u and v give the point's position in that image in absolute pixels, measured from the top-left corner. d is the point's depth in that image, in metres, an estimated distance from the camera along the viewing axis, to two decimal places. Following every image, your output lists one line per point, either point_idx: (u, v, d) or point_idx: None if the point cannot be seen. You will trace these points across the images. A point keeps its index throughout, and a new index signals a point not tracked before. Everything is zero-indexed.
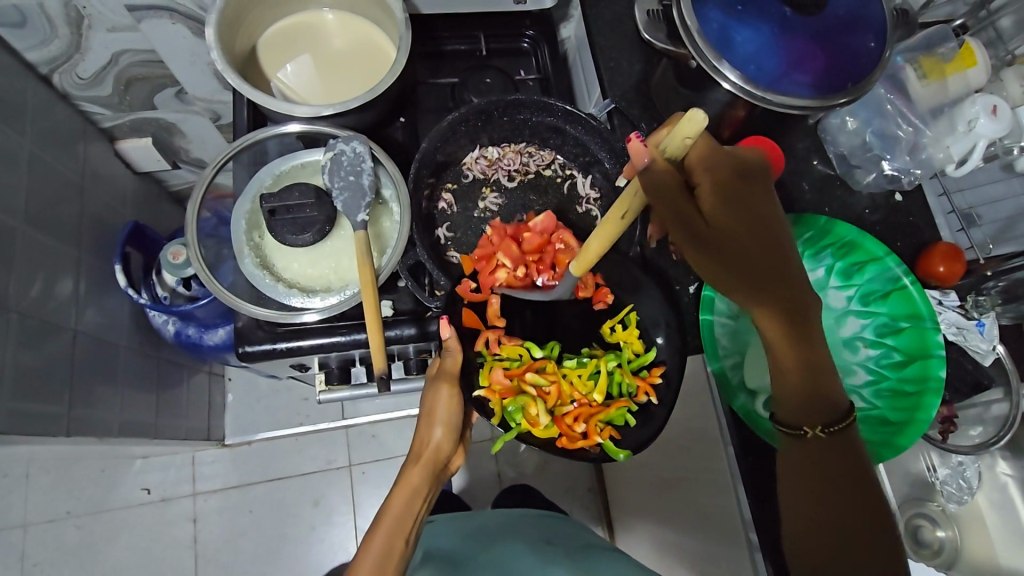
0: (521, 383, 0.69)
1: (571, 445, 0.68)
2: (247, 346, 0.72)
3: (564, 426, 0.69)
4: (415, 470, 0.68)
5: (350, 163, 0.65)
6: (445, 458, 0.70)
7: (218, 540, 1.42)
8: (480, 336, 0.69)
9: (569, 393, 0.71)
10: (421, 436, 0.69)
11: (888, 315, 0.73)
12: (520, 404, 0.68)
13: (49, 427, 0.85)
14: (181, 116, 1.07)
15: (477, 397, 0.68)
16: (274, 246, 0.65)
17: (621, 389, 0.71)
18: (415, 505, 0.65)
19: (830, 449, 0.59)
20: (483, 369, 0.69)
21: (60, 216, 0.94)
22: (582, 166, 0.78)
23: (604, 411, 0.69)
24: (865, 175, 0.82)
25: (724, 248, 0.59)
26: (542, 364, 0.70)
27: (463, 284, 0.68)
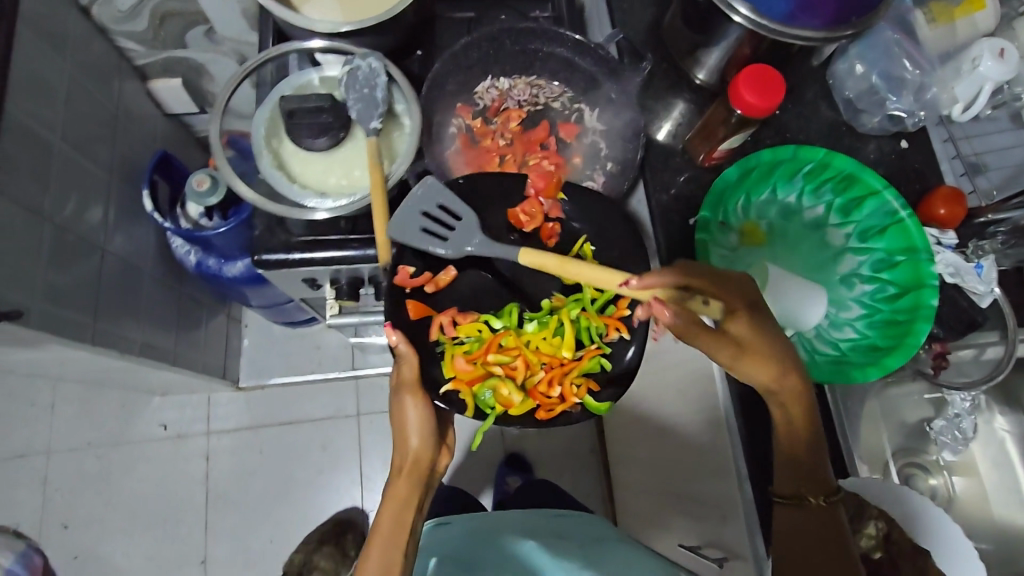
0: (485, 365, 0.71)
1: (550, 412, 0.71)
2: (264, 253, 0.76)
3: (540, 396, 0.72)
4: (400, 483, 0.71)
5: (365, 76, 0.67)
6: (428, 462, 0.73)
7: (230, 478, 1.47)
8: (432, 322, 0.72)
9: (536, 360, 0.73)
10: (398, 449, 0.72)
11: (884, 250, 0.74)
12: (490, 388, 0.71)
13: (76, 335, 0.89)
14: (210, 56, 1.12)
15: (444, 393, 0.70)
16: (291, 151, 0.68)
17: (590, 335, 0.73)
18: (406, 518, 0.69)
19: (832, 522, 0.60)
20: (445, 360, 0.71)
21: (94, 142, 0.99)
22: (589, 99, 0.79)
23: (577, 367, 0.73)
24: (870, 119, 0.83)
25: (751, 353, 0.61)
26: (501, 338, 0.73)
27: (400, 274, 0.69)
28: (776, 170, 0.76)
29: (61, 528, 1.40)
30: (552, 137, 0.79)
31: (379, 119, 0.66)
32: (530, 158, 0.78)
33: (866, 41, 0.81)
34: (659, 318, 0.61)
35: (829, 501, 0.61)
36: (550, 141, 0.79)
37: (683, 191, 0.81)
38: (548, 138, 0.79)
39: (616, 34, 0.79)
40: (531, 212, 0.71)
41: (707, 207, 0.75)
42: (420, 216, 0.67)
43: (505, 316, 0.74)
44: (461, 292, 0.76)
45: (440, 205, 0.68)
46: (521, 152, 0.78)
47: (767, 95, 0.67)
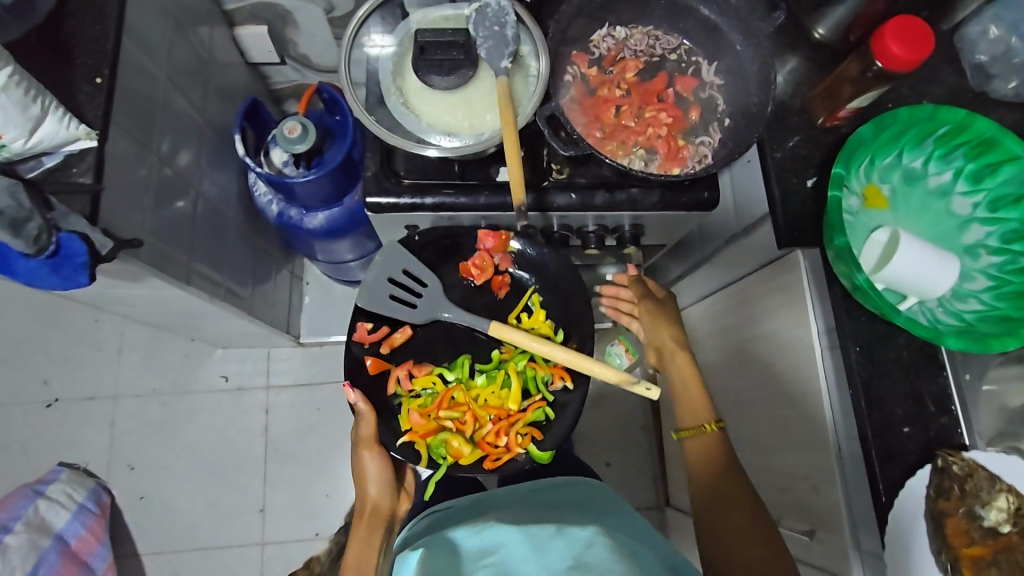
0: (438, 419, 0.85)
1: (497, 460, 0.83)
2: (373, 197, 0.76)
3: (487, 445, 0.84)
4: (362, 522, 0.90)
5: (495, 14, 0.66)
6: (387, 508, 0.92)
7: (289, 432, 1.50)
8: (392, 376, 0.87)
9: (484, 413, 0.86)
10: (362, 498, 0.91)
11: (1019, 221, 0.71)
12: (443, 440, 0.84)
13: (174, 273, 0.90)
14: (298, 4, 1.10)
15: (402, 443, 0.84)
16: (417, 89, 0.67)
17: (536, 384, 0.87)
18: (369, 552, 0.88)
19: (711, 445, 0.82)
20: (403, 415, 0.86)
21: (188, 85, 0.99)
22: (708, 53, 0.77)
23: (522, 417, 0.86)
24: (1002, 85, 0.79)
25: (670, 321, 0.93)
26: (452, 392, 0.86)
27: (360, 331, 0.85)
28: (908, 131, 0.73)
29: (128, 469, 1.45)
30: (670, 90, 0.77)
31: (509, 58, 0.65)
32: (647, 110, 0.76)
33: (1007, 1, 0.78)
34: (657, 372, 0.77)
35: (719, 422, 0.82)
36: (666, 94, 0.77)
37: (798, 151, 0.78)
38: (667, 90, 0.77)
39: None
40: (482, 265, 0.86)
41: (840, 161, 0.71)
42: (388, 282, 0.81)
43: (456, 369, 0.88)
44: (420, 340, 0.89)
45: (406, 270, 0.82)
46: (638, 103, 0.76)
47: (913, 48, 0.65)
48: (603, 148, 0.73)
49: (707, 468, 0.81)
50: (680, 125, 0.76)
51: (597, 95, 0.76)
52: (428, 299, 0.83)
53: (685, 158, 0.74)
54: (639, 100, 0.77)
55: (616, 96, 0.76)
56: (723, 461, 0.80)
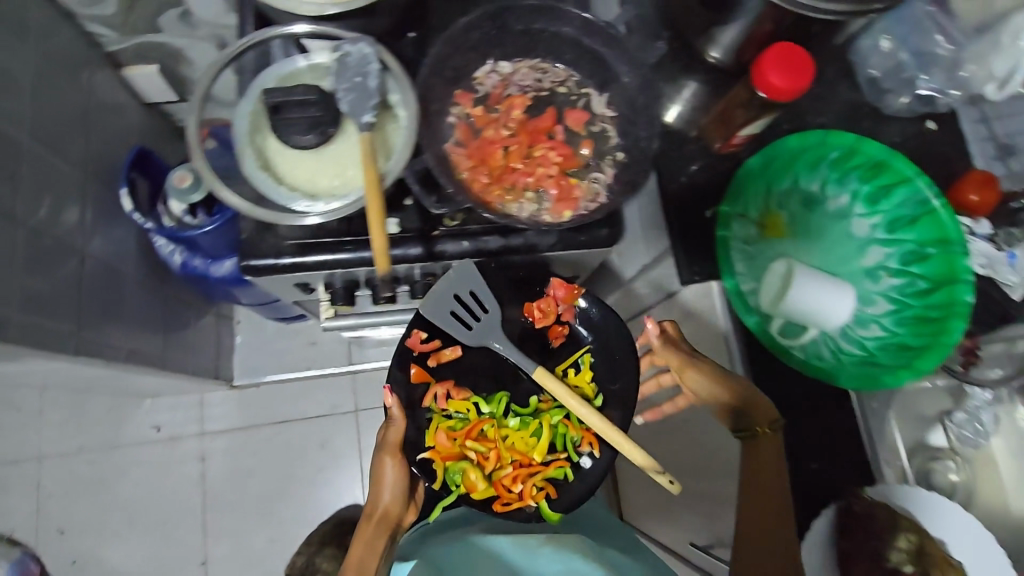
0: (463, 447, 0.77)
1: (505, 507, 0.74)
2: (253, 260, 0.71)
3: (501, 488, 0.76)
4: (365, 529, 0.73)
5: (356, 64, 0.62)
6: (395, 519, 0.75)
7: (228, 479, 1.44)
8: (428, 390, 0.78)
9: (508, 455, 0.77)
10: (370, 499, 0.75)
11: (915, 242, 0.69)
12: (460, 469, 0.76)
13: (60, 345, 0.85)
14: (186, 41, 1.04)
15: (421, 459, 0.76)
16: (278, 149, 0.62)
17: (566, 442, 0.78)
18: (371, 564, 0.69)
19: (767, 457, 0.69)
20: (430, 429, 0.77)
21: (66, 139, 0.92)
22: (598, 84, 0.74)
23: (543, 471, 0.77)
24: (896, 100, 0.78)
25: (696, 377, 0.73)
26: (482, 424, 0.78)
27: (412, 337, 0.76)
28: (799, 158, 0.72)
29: (57, 534, 1.37)
30: (561, 125, 0.74)
31: (373, 111, 0.61)
32: (536, 149, 0.73)
33: (896, 15, 0.77)
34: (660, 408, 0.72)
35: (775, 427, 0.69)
36: (558, 129, 0.74)
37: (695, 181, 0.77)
38: (557, 127, 0.74)
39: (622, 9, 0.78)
40: (545, 309, 0.79)
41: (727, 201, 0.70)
42: (452, 299, 0.74)
43: (492, 403, 0.79)
44: None
45: (473, 292, 0.75)
46: (526, 142, 0.73)
47: (793, 76, 0.63)
48: (490, 195, 0.69)
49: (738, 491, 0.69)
50: (572, 163, 0.72)
51: (481, 135, 0.73)
52: (482, 326, 0.76)
53: (577, 199, 0.70)
54: (528, 139, 0.73)
55: (502, 137, 0.73)
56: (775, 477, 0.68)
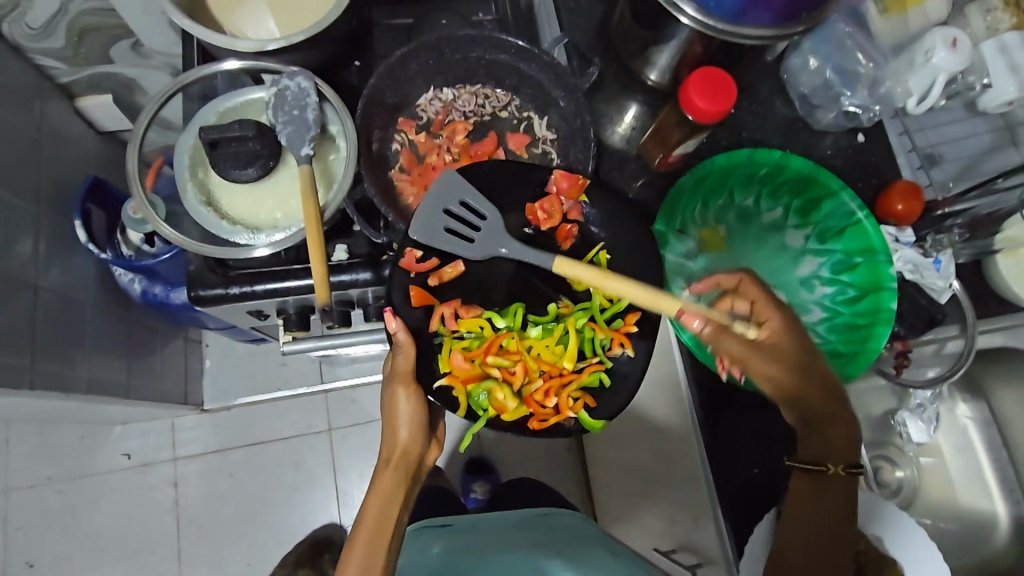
0: (484, 366, 0.74)
1: (542, 424, 0.73)
2: (200, 290, 0.72)
3: (535, 404, 0.74)
4: (387, 473, 0.68)
5: (294, 98, 0.63)
6: (417, 458, 0.70)
7: (202, 504, 1.43)
8: (436, 312, 0.73)
9: (536, 367, 0.76)
10: (387, 439, 0.69)
11: (843, 252, 0.72)
12: (486, 390, 0.73)
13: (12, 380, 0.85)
14: (140, 71, 1.05)
15: (439, 387, 0.71)
16: (220, 184, 0.64)
17: (595, 346, 0.76)
18: (390, 511, 0.65)
19: (844, 491, 0.63)
20: (442, 353, 0.73)
21: (17, 172, 0.92)
22: (539, 107, 0.76)
23: (576, 378, 0.76)
24: (825, 114, 0.81)
25: (783, 359, 0.63)
26: (502, 339, 0.75)
27: (408, 257, 0.68)
28: (731, 175, 0.75)
29: (26, 567, 1.35)
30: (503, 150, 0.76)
31: (312, 143, 0.62)
32: None
33: (819, 35, 0.80)
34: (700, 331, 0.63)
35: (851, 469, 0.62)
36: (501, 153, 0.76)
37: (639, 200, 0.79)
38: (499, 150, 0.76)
39: (562, 39, 0.82)
40: (549, 210, 0.71)
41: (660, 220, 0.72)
42: (444, 214, 0.67)
43: (508, 316, 0.77)
44: None
45: (463, 202, 0.68)
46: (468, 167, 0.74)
47: (719, 99, 0.66)
48: None
49: (797, 507, 0.64)
50: None
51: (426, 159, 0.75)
52: (486, 232, 0.68)
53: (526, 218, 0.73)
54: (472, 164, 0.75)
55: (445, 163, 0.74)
56: (836, 514, 0.63)
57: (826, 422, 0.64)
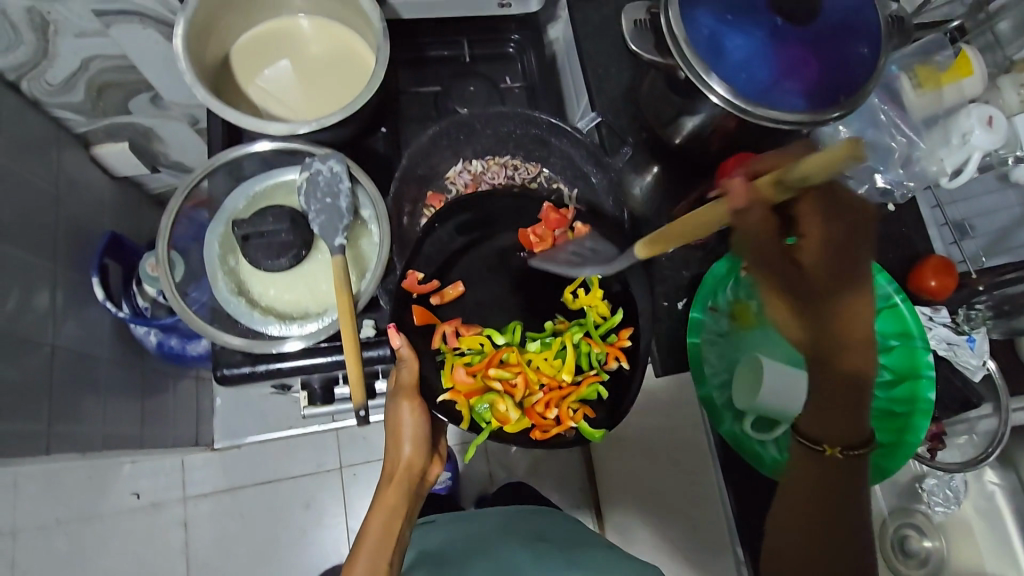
0: (485, 379, 0.69)
1: (544, 435, 0.69)
2: (224, 368, 0.69)
3: (536, 416, 0.70)
4: (389, 489, 0.68)
5: (327, 183, 0.63)
6: (419, 471, 0.70)
7: (212, 547, 1.42)
8: (436, 331, 0.70)
9: (536, 379, 0.71)
10: (391, 455, 0.69)
11: (877, 333, 0.71)
12: (488, 402, 0.69)
13: (18, 449, 0.82)
14: (159, 121, 1.03)
15: (443, 402, 0.68)
16: (250, 271, 0.64)
17: (592, 360, 0.71)
18: (394, 524, 0.65)
19: (838, 471, 0.61)
20: (444, 368, 0.69)
21: (35, 229, 0.90)
22: (569, 180, 0.76)
23: (575, 392, 0.71)
24: (857, 187, 0.80)
25: (806, 288, 0.60)
26: (502, 353, 0.70)
27: (410, 278, 0.67)
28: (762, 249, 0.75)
29: None
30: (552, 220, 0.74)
31: (345, 232, 0.61)
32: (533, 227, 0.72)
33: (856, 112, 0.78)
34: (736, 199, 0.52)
35: (847, 452, 0.59)
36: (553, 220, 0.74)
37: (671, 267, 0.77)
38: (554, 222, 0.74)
39: (593, 118, 0.81)
40: (541, 232, 0.71)
41: (697, 308, 0.75)
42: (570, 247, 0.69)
43: (507, 332, 0.72)
44: None
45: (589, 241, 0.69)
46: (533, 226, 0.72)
47: None
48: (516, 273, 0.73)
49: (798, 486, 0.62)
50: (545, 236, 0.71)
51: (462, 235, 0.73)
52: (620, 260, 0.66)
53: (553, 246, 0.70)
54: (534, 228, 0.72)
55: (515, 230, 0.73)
56: (836, 500, 0.60)
57: (848, 397, 0.60)
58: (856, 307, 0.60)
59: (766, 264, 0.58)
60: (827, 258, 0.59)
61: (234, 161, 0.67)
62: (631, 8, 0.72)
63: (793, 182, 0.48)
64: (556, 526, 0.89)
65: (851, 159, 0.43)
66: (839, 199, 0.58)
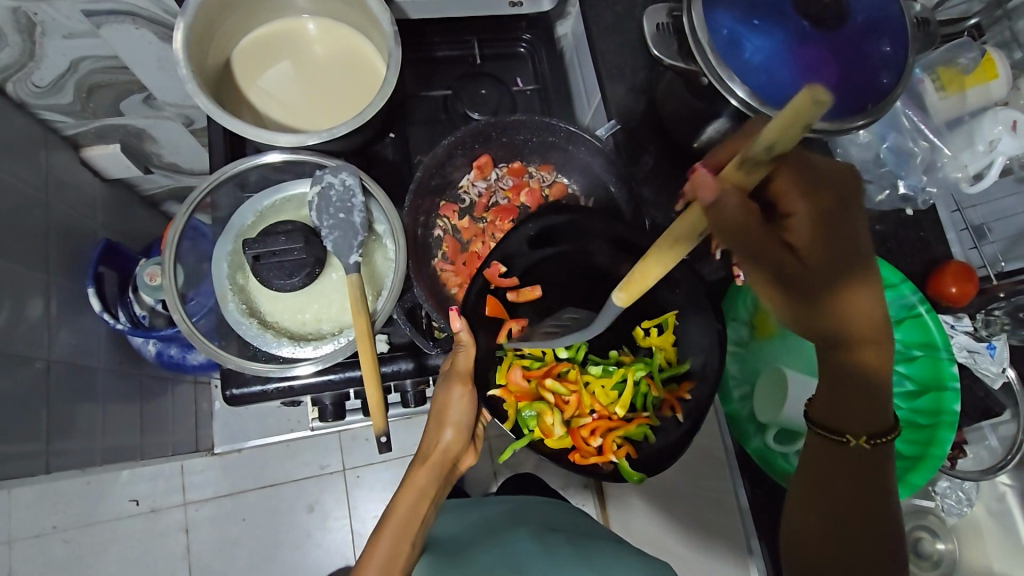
0: (540, 387, 0.69)
1: (583, 461, 0.67)
2: (235, 389, 0.66)
3: (580, 440, 0.69)
4: (421, 470, 0.64)
5: (339, 198, 0.61)
6: (455, 458, 0.67)
7: (215, 552, 1.29)
8: (502, 326, 0.68)
9: (589, 404, 0.71)
10: (430, 436, 0.66)
11: (900, 342, 0.71)
12: (536, 410, 0.68)
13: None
14: (151, 122, 0.99)
15: (491, 397, 0.66)
16: (260, 290, 0.63)
17: (647, 402, 0.71)
18: (420, 510, 0.62)
19: (864, 462, 0.55)
20: (501, 367, 0.68)
21: (25, 239, 0.85)
22: (587, 189, 0.77)
23: (623, 427, 0.70)
24: (878, 192, 0.79)
25: (811, 274, 0.51)
26: (564, 368, 0.71)
27: (492, 268, 0.65)
28: None
29: None
30: (505, 187, 0.78)
31: (359, 249, 0.60)
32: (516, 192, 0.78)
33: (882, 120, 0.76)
34: (698, 196, 0.42)
35: (875, 441, 0.53)
36: (522, 186, 0.78)
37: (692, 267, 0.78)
38: (519, 191, 0.78)
39: (614, 125, 0.79)
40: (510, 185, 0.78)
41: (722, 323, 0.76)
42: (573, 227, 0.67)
43: (571, 348, 0.72)
44: None
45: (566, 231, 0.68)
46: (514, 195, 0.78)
47: None
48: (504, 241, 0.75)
49: (823, 489, 0.56)
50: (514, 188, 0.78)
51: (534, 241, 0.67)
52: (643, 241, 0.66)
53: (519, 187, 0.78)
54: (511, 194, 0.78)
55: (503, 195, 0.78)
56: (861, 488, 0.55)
57: (852, 381, 0.54)
58: (859, 291, 0.52)
59: (752, 251, 0.48)
60: (820, 227, 0.51)
61: (237, 176, 0.65)
62: (652, 10, 0.70)
63: (756, 158, 0.39)
64: (574, 518, 0.85)
65: (811, 105, 0.33)
66: (816, 178, 0.53)
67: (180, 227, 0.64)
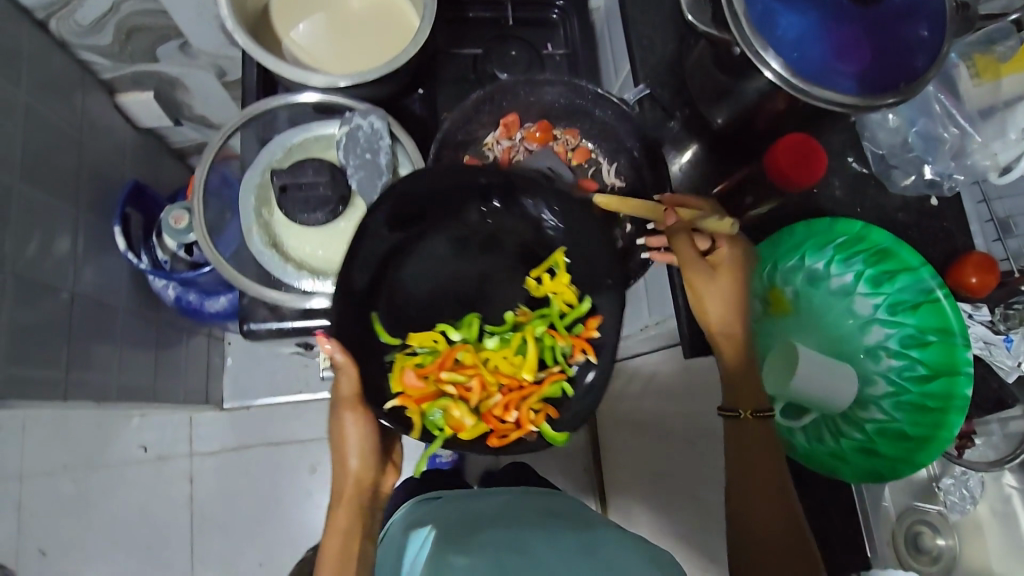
0: (438, 383, 0.64)
1: (504, 441, 0.62)
2: (253, 323, 0.67)
3: (494, 419, 0.64)
4: (342, 510, 0.65)
5: (367, 139, 0.63)
6: (370, 484, 0.67)
7: (216, 503, 1.32)
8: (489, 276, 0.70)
9: (494, 381, 0.66)
10: (337, 474, 0.67)
11: (915, 327, 0.70)
12: (441, 408, 0.63)
13: (25, 393, 0.81)
14: (186, 70, 1.01)
15: (392, 410, 0.61)
16: (285, 225, 0.65)
17: (555, 355, 0.66)
18: (352, 547, 0.63)
19: (765, 438, 0.66)
20: (392, 373, 0.63)
21: (56, 172, 0.88)
22: (609, 154, 0.77)
23: (537, 391, 0.65)
24: (903, 177, 0.79)
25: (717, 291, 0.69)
26: (458, 351, 0.65)
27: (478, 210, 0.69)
28: (805, 240, 0.75)
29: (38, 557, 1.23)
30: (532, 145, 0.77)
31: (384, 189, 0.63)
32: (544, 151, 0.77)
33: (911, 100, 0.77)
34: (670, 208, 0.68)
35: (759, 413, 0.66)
36: (548, 146, 0.77)
37: None
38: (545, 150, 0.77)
39: (642, 90, 0.79)
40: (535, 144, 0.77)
41: None
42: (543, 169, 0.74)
43: (464, 328, 0.67)
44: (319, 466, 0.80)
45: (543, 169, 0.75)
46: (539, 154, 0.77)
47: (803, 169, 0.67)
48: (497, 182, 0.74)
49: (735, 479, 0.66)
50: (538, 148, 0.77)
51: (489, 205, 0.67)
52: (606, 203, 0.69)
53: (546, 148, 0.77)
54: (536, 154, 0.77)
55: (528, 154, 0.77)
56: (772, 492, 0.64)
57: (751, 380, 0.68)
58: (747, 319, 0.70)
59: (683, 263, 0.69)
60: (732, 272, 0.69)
61: (267, 115, 0.68)
62: None
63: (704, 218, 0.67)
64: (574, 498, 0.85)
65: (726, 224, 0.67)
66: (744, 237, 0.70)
67: (207, 165, 0.67)
